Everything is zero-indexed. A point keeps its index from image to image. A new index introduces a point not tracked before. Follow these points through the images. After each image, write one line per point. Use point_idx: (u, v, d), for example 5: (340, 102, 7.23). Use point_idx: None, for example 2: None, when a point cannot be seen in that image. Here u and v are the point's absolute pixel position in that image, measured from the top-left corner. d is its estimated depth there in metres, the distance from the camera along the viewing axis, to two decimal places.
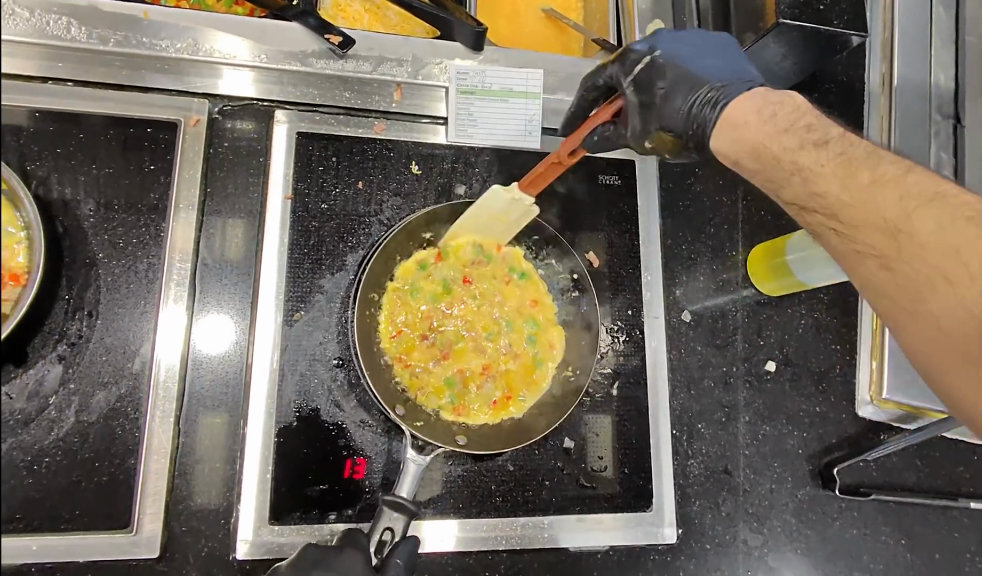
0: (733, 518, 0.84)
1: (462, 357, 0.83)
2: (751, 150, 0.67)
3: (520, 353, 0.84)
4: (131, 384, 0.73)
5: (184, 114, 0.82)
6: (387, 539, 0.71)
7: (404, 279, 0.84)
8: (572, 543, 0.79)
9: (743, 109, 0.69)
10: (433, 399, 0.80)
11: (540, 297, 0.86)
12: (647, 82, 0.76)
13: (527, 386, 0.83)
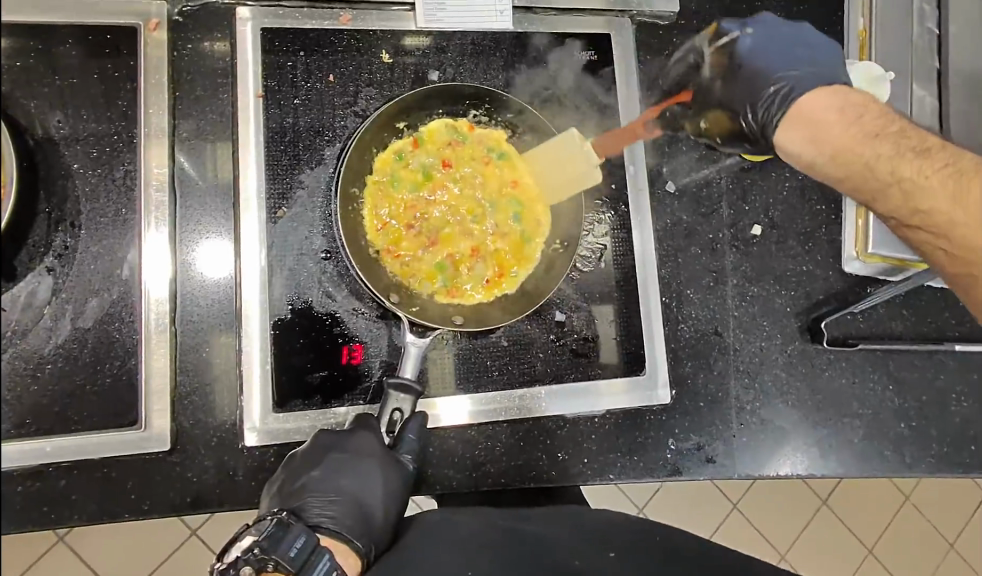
0: (725, 376, 0.87)
1: (449, 242, 0.85)
2: (831, 154, 0.70)
3: (507, 232, 0.86)
4: (122, 290, 0.74)
5: (144, 17, 0.79)
6: (397, 419, 0.74)
7: (383, 170, 0.84)
8: (570, 410, 0.81)
9: (820, 102, 0.71)
10: (426, 285, 0.83)
11: (519, 176, 0.87)
12: (726, 70, 0.77)
13: (516, 262, 0.86)
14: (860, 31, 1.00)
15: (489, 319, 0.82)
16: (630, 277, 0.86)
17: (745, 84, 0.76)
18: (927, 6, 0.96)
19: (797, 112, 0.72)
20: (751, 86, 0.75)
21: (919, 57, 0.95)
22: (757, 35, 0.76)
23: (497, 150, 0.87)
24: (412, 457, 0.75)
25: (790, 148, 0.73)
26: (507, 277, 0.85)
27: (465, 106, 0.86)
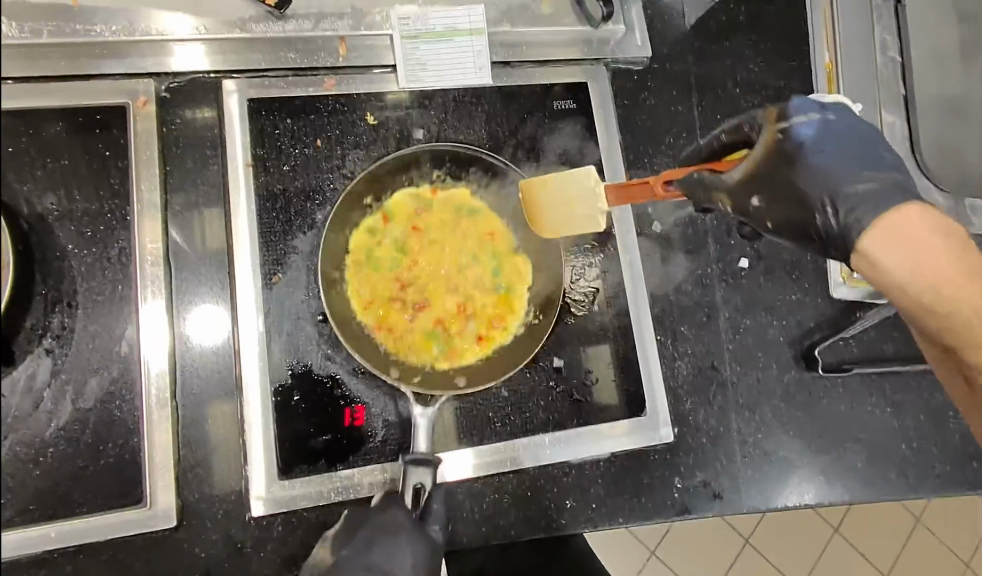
0: (725, 410, 0.88)
1: (437, 308, 0.84)
2: (934, 289, 0.59)
3: (492, 286, 0.86)
4: (121, 367, 0.74)
5: (132, 96, 0.81)
6: (421, 493, 0.73)
7: (359, 249, 0.84)
8: (573, 456, 0.82)
9: (923, 223, 0.60)
10: (424, 353, 0.82)
11: (492, 229, 0.88)
12: (795, 165, 0.66)
13: (507, 314, 0.85)
14: (827, 64, 1.03)
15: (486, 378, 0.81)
16: (625, 318, 0.87)
17: (813, 180, 0.66)
18: (889, 37, 1.01)
19: (895, 233, 0.61)
20: (830, 180, 0.65)
21: (886, 84, 1.00)
22: (820, 125, 0.68)
23: (464, 206, 0.88)
24: (441, 529, 0.73)
25: (887, 266, 0.60)
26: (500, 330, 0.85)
27: (426, 168, 0.87)
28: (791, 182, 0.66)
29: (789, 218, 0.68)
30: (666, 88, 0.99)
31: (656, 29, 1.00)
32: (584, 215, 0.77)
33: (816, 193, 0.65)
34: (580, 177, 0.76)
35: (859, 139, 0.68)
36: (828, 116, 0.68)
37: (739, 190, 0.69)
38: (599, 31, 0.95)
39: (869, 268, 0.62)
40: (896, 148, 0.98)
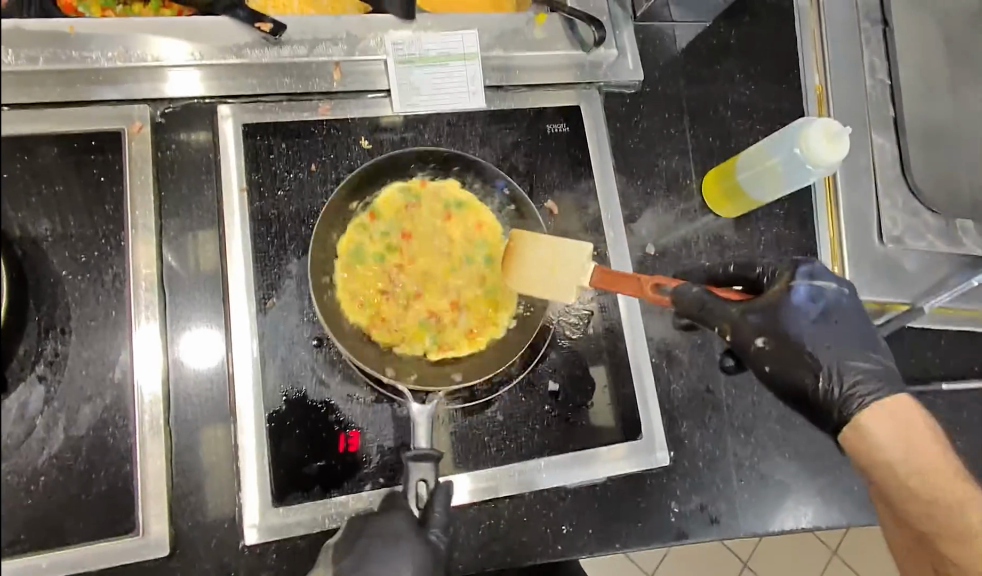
0: (721, 433, 0.88)
1: (429, 299, 0.85)
2: (915, 474, 0.69)
3: (484, 278, 0.87)
4: (115, 393, 0.74)
5: (126, 121, 0.81)
6: (423, 491, 0.73)
7: (349, 244, 0.84)
8: (569, 480, 0.81)
9: (910, 415, 0.71)
10: (417, 346, 0.83)
11: (482, 221, 0.89)
12: (809, 326, 0.72)
13: (500, 306, 0.86)
14: (816, 87, 1.03)
15: (488, 368, 0.83)
16: (621, 340, 0.87)
17: (824, 347, 0.71)
18: (877, 59, 1.03)
19: (894, 419, 0.70)
20: (834, 349, 0.71)
21: (875, 105, 1.01)
22: (833, 295, 0.74)
23: (453, 199, 0.89)
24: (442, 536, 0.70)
25: (881, 442, 0.69)
26: (493, 320, 0.85)
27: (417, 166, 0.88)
28: (800, 338, 0.71)
29: (783, 366, 0.72)
30: (659, 112, 0.99)
31: (648, 53, 1.01)
32: (561, 283, 0.77)
33: (813, 348, 0.71)
34: (572, 247, 0.76)
35: (856, 322, 0.74)
36: (835, 290, 0.75)
37: (747, 326, 0.71)
38: (593, 55, 0.95)
39: (859, 441, 0.71)
40: (887, 169, 0.99)
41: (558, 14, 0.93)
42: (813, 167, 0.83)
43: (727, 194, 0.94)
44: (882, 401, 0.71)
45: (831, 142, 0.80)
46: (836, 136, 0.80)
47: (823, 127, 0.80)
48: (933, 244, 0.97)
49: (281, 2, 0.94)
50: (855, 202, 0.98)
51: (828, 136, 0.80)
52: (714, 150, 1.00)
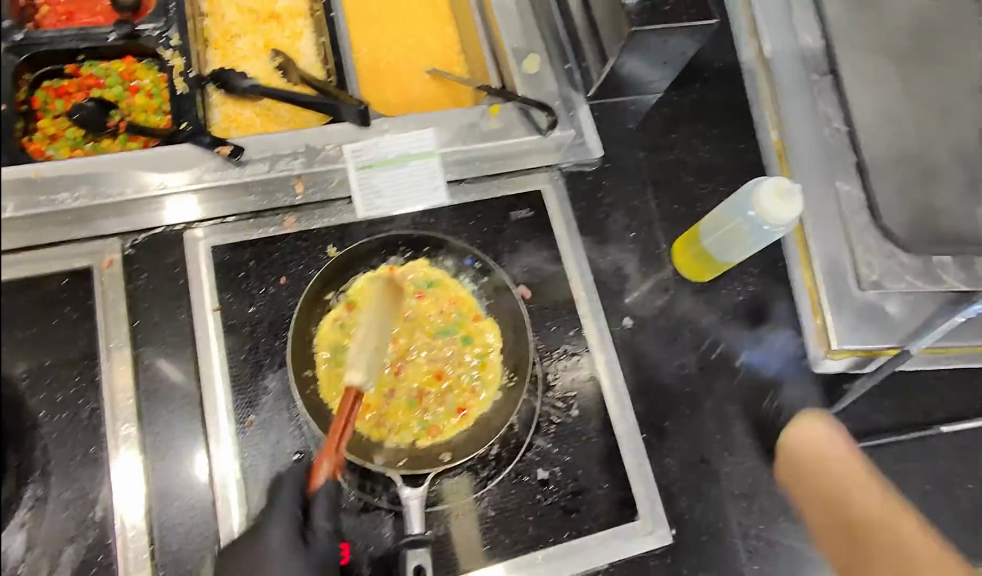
0: (722, 503, 0.86)
1: (412, 381, 0.84)
2: (897, 551, 0.70)
3: (465, 351, 0.86)
4: (97, 532, 0.73)
5: (97, 258, 0.83)
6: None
7: (325, 340, 0.84)
8: (569, 570, 0.79)
9: (820, 431, 0.85)
10: (405, 433, 0.81)
11: (455, 294, 0.88)
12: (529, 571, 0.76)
13: (488, 369, 0.85)
14: (775, 142, 1.05)
15: (479, 444, 0.81)
16: (607, 421, 0.86)
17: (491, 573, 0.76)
18: (832, 110, 1.05)
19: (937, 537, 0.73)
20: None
21: (836, 153, 1.03)
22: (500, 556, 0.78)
23: (426, 279, 0.89)
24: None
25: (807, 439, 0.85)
26: (482, 391, 0.84)
27: (383, 253, 0.89)
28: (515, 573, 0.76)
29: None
30: (620, 186, 1.00)
31: (604, 129, 1.03)
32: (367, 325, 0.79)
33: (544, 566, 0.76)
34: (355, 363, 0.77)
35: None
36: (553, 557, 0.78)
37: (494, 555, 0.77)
38: (549, 139, 0.97)
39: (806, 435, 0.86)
40: (856, 215, 0.99)
41: (512, 104, 0.96)
42: (770, 227, 0.83)
43: (694, 259, 0.94)
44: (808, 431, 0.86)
45: (784, 201, 0.81)
46: (787, 195, 0.81)
47: (773, 186, 0.81)
48: (913, 284, 0.96)
49: (244, 122, 0.99)
50: (829, 253, 0.97)
51: (780, 193, 0.81)
52: (681, 217, 1.00)
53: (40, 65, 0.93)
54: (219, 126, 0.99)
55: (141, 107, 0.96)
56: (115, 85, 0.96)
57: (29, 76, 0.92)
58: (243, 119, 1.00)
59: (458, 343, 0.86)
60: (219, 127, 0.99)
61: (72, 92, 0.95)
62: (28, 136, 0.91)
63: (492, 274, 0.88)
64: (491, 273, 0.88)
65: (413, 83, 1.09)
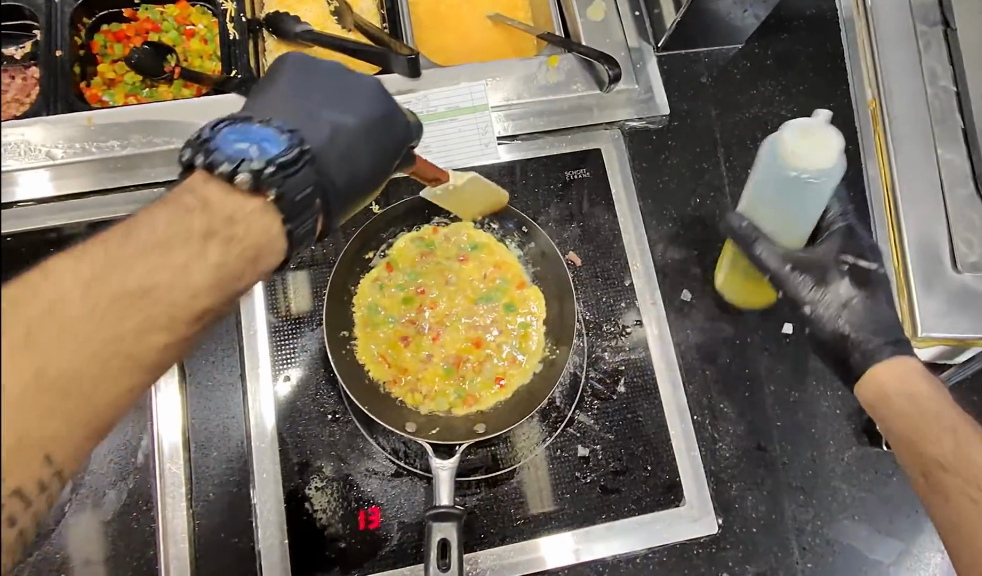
0: (777, 495, 0.80)
1: (451, 346, 0.82)
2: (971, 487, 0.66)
3: (507, 319, 0.84)
4: (137, 478, 0.74)
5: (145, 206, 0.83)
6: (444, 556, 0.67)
7: (364, 300, 0.83)
8: (606, 551, 0.76)
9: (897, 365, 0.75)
10: (441, 401, 0.80)
11: (500, 260, 0.86)
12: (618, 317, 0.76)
13: (529, 339, 0.83)
14: (870, 102, 0.94)
15: (516, 415, 0.78)
16: (656, 399, 0.81)
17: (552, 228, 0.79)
18: (939, 65, 0.92)
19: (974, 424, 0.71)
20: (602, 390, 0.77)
21: (940, 117, 0.91)
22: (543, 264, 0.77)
23: (469, 244, 0.86)
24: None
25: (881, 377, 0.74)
26: (523, 360, 0.82)
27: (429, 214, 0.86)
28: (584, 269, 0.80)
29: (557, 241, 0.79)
30: (689, 147, 0.93)
31: (674, 84, 0.95)
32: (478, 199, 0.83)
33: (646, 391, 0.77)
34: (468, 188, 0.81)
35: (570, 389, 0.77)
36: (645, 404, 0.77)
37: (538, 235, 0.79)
38: (610, 93, 0.89)
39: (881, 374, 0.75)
40: (957, 188, 0.88)
41: (574, 55, 0.89)
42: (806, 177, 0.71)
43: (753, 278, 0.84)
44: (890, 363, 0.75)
45: (809, 139, 0.69)
46: (811, 131, 0.70)
47: (794, 127, 0.70)
48: None
49: None
50: (922, 229, 0.87)
51: (803, 132, 0.70)
52: None
53: (97, 9, 0.92)
54: None
55: (196, 53, 0.94)
56: (171, 29, 0.94)
57: (88, 20, 0.92)
58: None
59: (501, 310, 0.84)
60: None
61: (131, 36, 0.94)
62: (86, 81, 0.91)
63: (542, 244, 0.84)
64: (543, 243, 0.84)
65: (472, 31, 1.03)
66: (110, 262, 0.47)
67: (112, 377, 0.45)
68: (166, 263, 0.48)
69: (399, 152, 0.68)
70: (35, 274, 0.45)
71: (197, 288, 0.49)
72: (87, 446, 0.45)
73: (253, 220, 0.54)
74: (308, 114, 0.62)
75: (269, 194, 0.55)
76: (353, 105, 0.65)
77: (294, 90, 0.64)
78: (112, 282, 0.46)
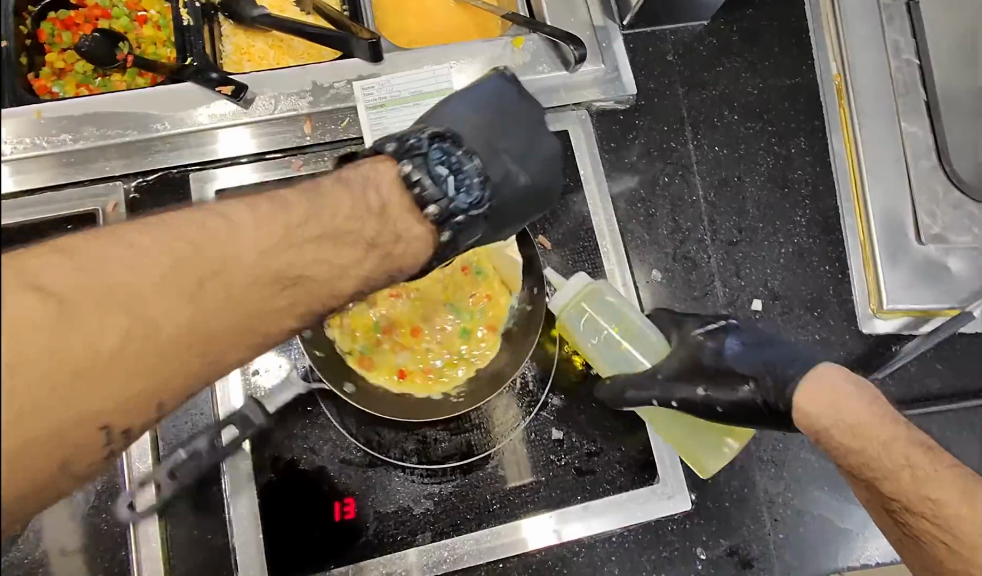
0: (748, 469, 0.82)
1: (399, 313, 0.80)
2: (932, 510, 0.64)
3: (450, 344, 0.80)
4: (105, 478, 0.72)
5: (101, 201, 0.82)
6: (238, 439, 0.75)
7: None
8: (583, 532, 0.77)
9: (824, 383, 0.70)
10: (347, 340, 0.78)
11: (494, 296, 0.81)
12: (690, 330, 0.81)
13: (448, 376, 0.79)
14: (835, 76, 0.94)
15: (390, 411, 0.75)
16: None
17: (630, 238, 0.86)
18: (902, 38, 0.93)
19: (921, 435, 0.68)
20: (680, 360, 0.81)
21: (904, 90, 0.92)
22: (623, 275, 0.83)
23: (477, 265, 0.82)
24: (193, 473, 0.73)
25: (808, 409, 0.69)
26: (432, 376, 0.79)
27: None
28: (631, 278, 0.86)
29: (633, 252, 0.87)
30: (655, 126, 0.92)
31: (640, 63, 0.94)
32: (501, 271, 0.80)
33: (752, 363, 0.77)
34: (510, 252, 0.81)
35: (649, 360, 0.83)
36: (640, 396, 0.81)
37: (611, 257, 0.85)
38: (576, 75, 0.88)
39: (812, 399, 0.69)
40: (920, 160, 0.89)
41: (539, 36, 0.86)
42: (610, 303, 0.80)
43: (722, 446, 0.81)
44: (809, 377, 0.70)
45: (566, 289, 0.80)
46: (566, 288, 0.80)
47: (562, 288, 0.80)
48: (979, 240, 0.88)
49: (256, 54, 0.95)
50: (888, 204, 0.88)
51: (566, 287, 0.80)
52: (721, 160, 0.92)
53: None
54: (230, 59, 0.94)
55: (150, 40, 0.92)
56: (122, 15, 0.92)
57: (34, 7, 0.87)
58: (254, 52, 0.95)
59: (449, 329, 0.80)
60: (231, 60, 0.94)
61: (80, 24, 0.90)
62: (33, 72, 0.87)
63: (536, 302, 0.78)
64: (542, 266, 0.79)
65: (434, 11, 1.00)
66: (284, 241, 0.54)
67: (241, 342, 0.53)
68: (330, 258, 0.57)
69: (545, 208, 0.74)
70: (224, 223, 0.53)
71: (341, 290, 0.59)
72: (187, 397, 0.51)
73: (413, 242, 0.62)
74: (493, 153, 0.70)
75: (443, 234, 0.63)
76: (528, 162, 0.72)
77: (490, 125, 0.71)
78: (279, 257, 0.54)
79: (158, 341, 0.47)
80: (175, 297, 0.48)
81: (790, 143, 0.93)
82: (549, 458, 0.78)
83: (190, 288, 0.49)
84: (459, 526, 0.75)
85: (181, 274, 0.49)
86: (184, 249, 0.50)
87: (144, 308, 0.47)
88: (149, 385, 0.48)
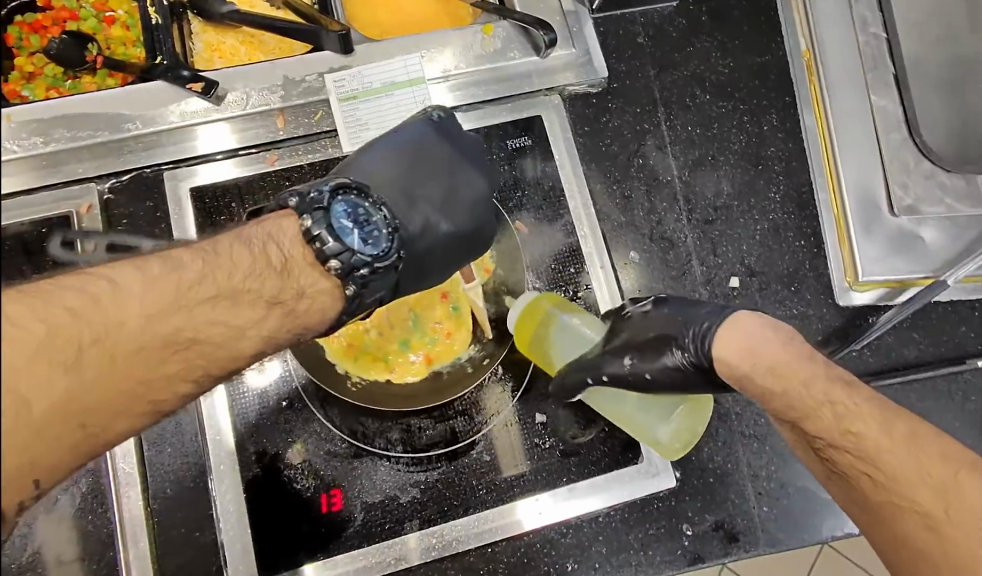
0: (731, 444, 0.82)
1: None
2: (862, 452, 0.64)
3: (387, 342, 0.81)
4: (90, 480, 0.72)
5: (75, 204, 0.80)
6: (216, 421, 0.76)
7: None
8: (568, 513, 0.77)
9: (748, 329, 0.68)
10: None
11: (450, 337, 0.82)
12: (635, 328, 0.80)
13: (362, 367, 0.79)
14: (804, 53, 0.95)
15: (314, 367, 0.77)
16: None
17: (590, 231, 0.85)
18: (868, 12, 0.94)
19: (842, 372, 0.68)
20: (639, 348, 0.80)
21: (872, 64, 0.93)
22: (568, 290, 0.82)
23: (453, 304, 0.83)
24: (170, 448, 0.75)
25: (729, 359, 0.67)
26: (354, 353, 0.80)
27: None
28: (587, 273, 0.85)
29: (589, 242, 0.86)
30: (628, 108, 0.92)
31: (611, 46, 0.94)
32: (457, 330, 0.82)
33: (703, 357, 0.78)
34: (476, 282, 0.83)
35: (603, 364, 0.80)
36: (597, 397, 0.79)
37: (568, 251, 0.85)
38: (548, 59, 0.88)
39: (734, 342, 0.68)
40: (890, 133, 0.91)
41: (509, 23, 0.87)
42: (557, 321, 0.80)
43: (689, 422, 0.78)
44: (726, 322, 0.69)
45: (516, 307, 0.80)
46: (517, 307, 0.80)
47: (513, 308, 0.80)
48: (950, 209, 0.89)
49: (227, 51, 0.94)
50: (860, 180, 0.89)
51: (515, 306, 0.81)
52: (695, 140, 0.93)
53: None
54: (201, 57, 0.93)
55: (119, 40, 0.91)
56: (90, 17, 0.91)
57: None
58: (225, 48, 0.94)
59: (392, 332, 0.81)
60: (202, 58, 0.93)
61: (47, 27, 0.90)
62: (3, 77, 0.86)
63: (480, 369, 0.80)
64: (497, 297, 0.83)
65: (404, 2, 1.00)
66: (174, 306, 0.57)
67: (125, 409, 0.55)
68: (224, 320, 0.60)
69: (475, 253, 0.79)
70: (110, 287, 0.55)
71: (239, 351, 0.61)
72: (65, 473, 0.52)
73: (317, 296, 0.65)
74: (409, 200, 0.75)
75: (347, 288, 0.65)
76: (453, 210, 0.76)
77: (411, 171, 0.76)
78: (165, 321, 0.56)
79: (33, 414, 0.48)
80: (49, 367, 0.50)
81: (762, 120, 0.94)
82: (533, 443, 0.79)
83: (68, 358, 0.51)
84: (446, 513, 0.76)
85: (60, 342, 0.51)
86: (62, 316, 0.51)
87: (15, 383, 0.48)
88: (28, 453, 0.48)
